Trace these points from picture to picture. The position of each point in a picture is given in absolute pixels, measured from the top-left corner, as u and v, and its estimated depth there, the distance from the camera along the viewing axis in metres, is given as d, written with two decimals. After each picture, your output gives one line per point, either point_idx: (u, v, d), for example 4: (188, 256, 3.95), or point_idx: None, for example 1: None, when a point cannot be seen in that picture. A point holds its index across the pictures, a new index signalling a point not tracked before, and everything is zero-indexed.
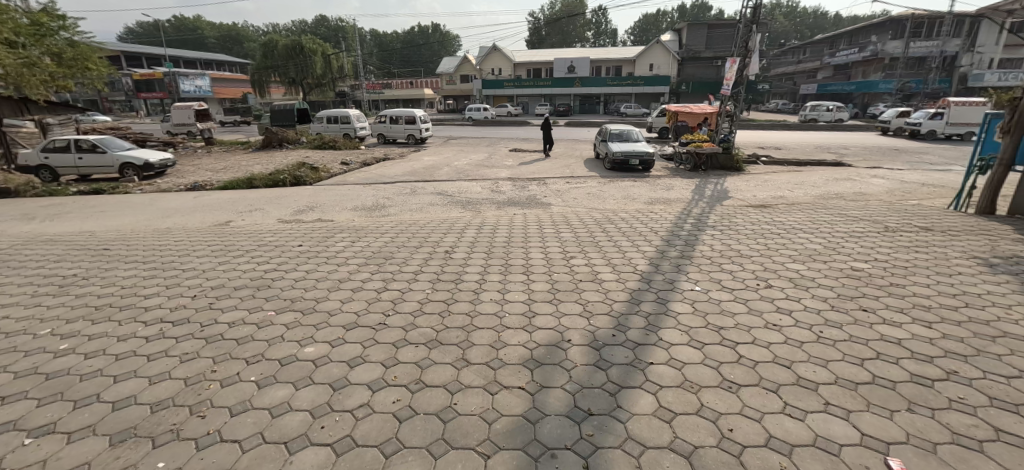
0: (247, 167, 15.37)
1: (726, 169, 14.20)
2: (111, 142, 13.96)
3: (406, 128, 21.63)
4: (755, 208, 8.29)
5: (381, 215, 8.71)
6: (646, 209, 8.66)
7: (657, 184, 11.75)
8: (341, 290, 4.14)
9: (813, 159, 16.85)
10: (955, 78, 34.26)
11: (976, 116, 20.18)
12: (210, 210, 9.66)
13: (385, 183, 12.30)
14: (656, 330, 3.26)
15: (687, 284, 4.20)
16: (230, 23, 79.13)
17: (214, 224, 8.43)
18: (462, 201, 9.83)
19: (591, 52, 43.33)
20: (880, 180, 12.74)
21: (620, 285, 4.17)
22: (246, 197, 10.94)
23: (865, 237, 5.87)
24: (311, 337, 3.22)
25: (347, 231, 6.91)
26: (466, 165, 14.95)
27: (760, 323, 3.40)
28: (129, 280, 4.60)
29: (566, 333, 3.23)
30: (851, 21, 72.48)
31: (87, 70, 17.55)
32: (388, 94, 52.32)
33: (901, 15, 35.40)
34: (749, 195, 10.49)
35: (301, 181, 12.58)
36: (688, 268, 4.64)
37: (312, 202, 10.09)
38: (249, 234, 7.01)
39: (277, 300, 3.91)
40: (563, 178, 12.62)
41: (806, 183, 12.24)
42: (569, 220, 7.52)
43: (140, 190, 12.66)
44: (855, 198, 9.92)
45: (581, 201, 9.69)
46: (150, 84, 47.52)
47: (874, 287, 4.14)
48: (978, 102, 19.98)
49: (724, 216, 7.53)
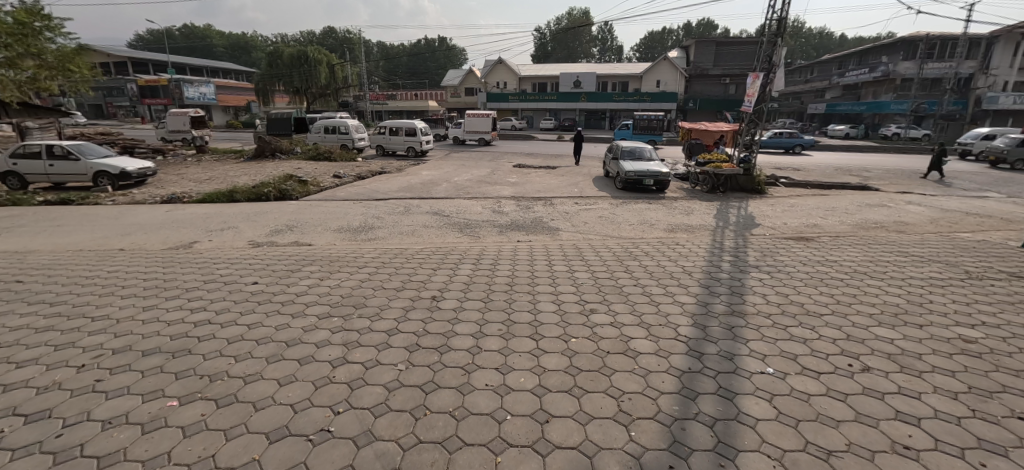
0: (233, 178, 14.42)
1: (745, 191, 13.16)
2: (87, 149, 13.02)
3: (406, 140, 20.75)
4: (795, 242, 7.18)
5: (365, 239, 7.63)
6: (669, 238, 7.59)
7: (675, 207, 10.71)
8: (283, 361, 3.04)
9: (836, 182, 15.81)
10: (970, 100, 33.27)
11: (481, 125, 27.01)
12: (177, 228, 8.64)
13: (377, 199, 11.30)
14: (733, 457, 2.18)
15: (752, 362, 3.10)
16: (241, 34, 79.68)
17: (174, 246, 7.34)
18: (459, 223, 8.79)
19: (598, 67, 42.72)
20: (917, 207, 11.69)
21: (664, 363, 3.04)
22: (223, 212, 9.93)
23: (952, 287, 4.74)
24: (211, 460, 2.15)
25: (321, 260, 5.80)
26: (466, 181, 13.98)
27: (883, 444, 2.32)
28: (14, 335, 3.52)
29: (598, 460, 2.16)
30: (861, 42, 71.88)
31: (72, 74, 16.71)
32: (393, 104, 51.69)
33: (914, 35, 34.60)
34: (779, 222, 9.49)
35: (286, 195, 11.58)
36: (748, 336, 3.50)
37: (294, 220, 9.06)
38: (202, 261, 5.90)
39: (189, 379, 2.82)
40: (571, 198, 11.61)
41: (838, 210, 11.22)
42: (582, 252, 6.41)
43: (112, 200, 11.67)
44: (901, 230, 8.83)
45: (593, 226, 8.63)
46: (154, 91, 46.82)
47: (1010, 374, 3.04)
48: (481, 116, 26.80)
49: (765, 250, 6.44)
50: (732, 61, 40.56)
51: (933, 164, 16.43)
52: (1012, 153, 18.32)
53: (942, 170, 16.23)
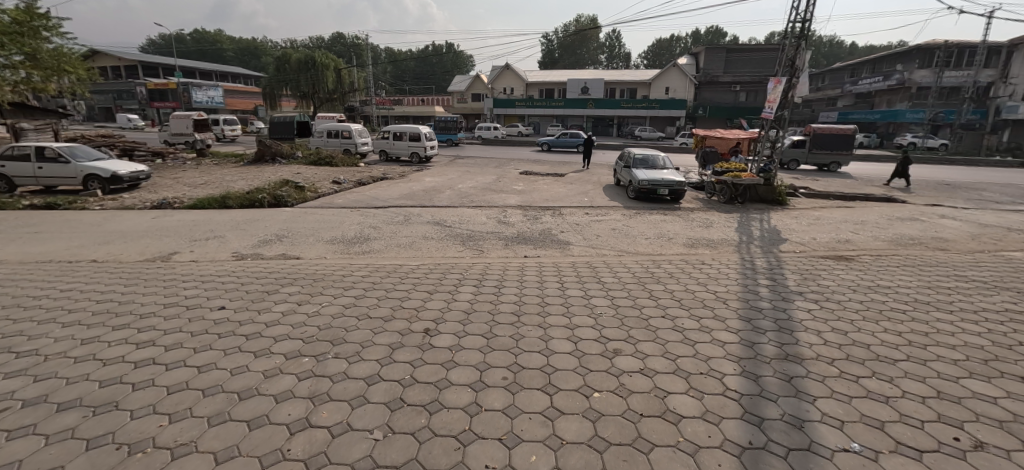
0: (228, 183, 13.89)
1: (765, 202, 12.45)
2: (78, 151, 12.56)
3: (409, 145, 20.21)
4: (835, 261, 6.44)
5: (359, 252, 7.00)
6: (691, 255, 6.91)
7: (693, 219, 10.04)
8: (228, 424, 2.40)
9: (859, 193, 15.07)
10: (990, 109, 32.36)
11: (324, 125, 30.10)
12: (160, 236, 8.06)
13: (375, 207, 10.71)
14: None
15: (831, 434, 2.41)
16: (251, 40, 80.20)
17: (152, 257, 6.76)
18: (461, 235, 8.15)
19: (606, 74, 42.18)
20: (953, 221, 10.95)
21: (716, 434, 2.37)
22: (212, 220, 9.37)
23: None
24: None
25: (304, 277, 5.15)
26: (470, 188, 13.38)
27: None
28: None
29: None
30: (872, 51, 71.04)
31: (68, 75, 16.29)
32: (399, 109, 51.43)
33: (930, 44, 33.76)
34: (808, 237, 8.81)
35: (281, 202, 10.99)
36: (814, 392, 2.82)
37: (285, 229, 8.48)
38: (171, 276, 5.27)
39: (100, 454, 2.18)
40: (582, 208, 10.95)
41: (868, 223, 10.51)
42: (597, 271, 5.71)
43: (100, 205, 11.14)
44: (944, 248, 8.10)
45: (607, 240, 7.96)
46: (163, 94, 47.30)
47: None
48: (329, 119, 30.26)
49: (804, 272, 5.74)
50: (743, 68, 39.78)
51: (897, 172, 16.39)
52: (787, 153, 20.42)
53: (906, 178, 16.24)
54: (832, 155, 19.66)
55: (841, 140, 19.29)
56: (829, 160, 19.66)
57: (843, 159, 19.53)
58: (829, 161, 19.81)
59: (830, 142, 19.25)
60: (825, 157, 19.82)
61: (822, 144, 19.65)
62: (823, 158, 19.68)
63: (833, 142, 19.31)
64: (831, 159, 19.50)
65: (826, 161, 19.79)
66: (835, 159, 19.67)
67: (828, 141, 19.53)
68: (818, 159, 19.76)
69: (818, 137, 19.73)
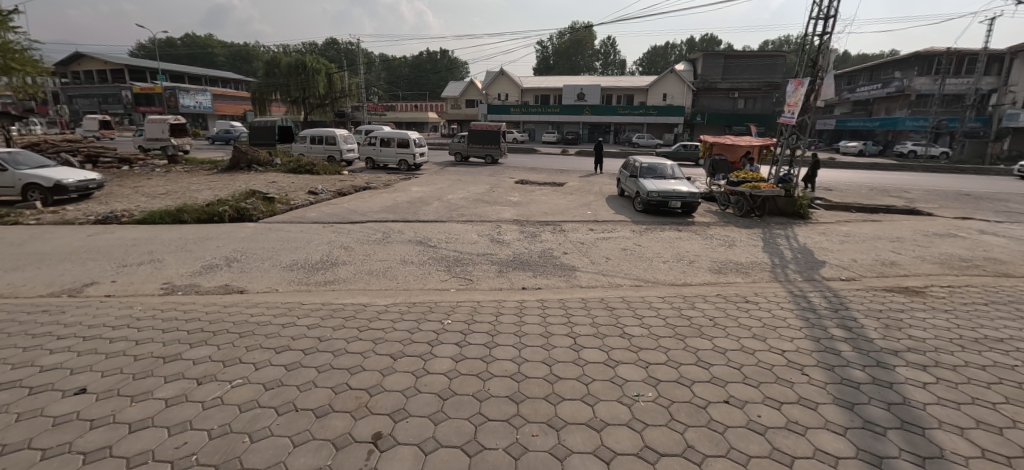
0: (194, 193, 12.57)
1: (785, 215, 11.32)
2: (17, 157, 11.12)
3: (397, 152, 19.01)
4: (904, 296, 5.20)
5: (319, 283, 5.70)
6: (723, 286, 5.68)
7: (712, 237, 8.87)
8: None
9: (879, 204, 13.98)
10: (992, 117, 31.63)
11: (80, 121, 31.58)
12: (85, 260, 6.70)
13: (353, 222, 9.44)
14: None
15: None
16: (244, 45, 78.72)
17: (56, 292, 5.37)
18: (448, 258, 6.89)
19: (603, 80, 41.34)
20: (995, 237, 9.91)
21: None
22: (158, 238, 8.02)
23: None
24: None
25: (227, 325, 3.85)
26: (461, 200, 12.16)
27: None
28: None
29: None
30: (868, 60, 70.87)
31: (17, 74, 14.75)
32: (392, 115, 50.14)
33: (930, 51, 33.44)
34: (848, 258, 7.69)
35: (245, 215, 9.67)
36: None
37: (239, 251, 7.17)
38: (39, 327, 3.87)
39: None
40: (585, 223, 9.74)
41: (907, 240, 9.39)
42: (615, 310, 4.41)
43: (37, 219, 9.73)
44: (1008, 273, 7.00)
45: (619, 265, 6.71)
46: (149, 98, 45.89)
47: None
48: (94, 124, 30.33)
49: (877, 313, 4.51)
50: (741, 74, 38.89)
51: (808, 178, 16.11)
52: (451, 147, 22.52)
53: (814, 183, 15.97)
54: (486, 149, 22.70)
55: (490, 135, 22.47)
56: (483, 152, 22.80)
57: (494, 151, 22.67)
58: (485, 154, 22.69)
59: (483, 138, 21.85)
60: (481, 150, 22.73)
61: (476, 139, 22.38)
62: (480, 153, 22.20)
63: (482, 137, 21.91)
64: (485, 151, 22.45)
65: (483, 154, 22.78)
66: (489, 151, 22.85)
67: (478, 136, 22.58)
68: (475, 151, 22.72)
69: (474, 133, 22.46)
